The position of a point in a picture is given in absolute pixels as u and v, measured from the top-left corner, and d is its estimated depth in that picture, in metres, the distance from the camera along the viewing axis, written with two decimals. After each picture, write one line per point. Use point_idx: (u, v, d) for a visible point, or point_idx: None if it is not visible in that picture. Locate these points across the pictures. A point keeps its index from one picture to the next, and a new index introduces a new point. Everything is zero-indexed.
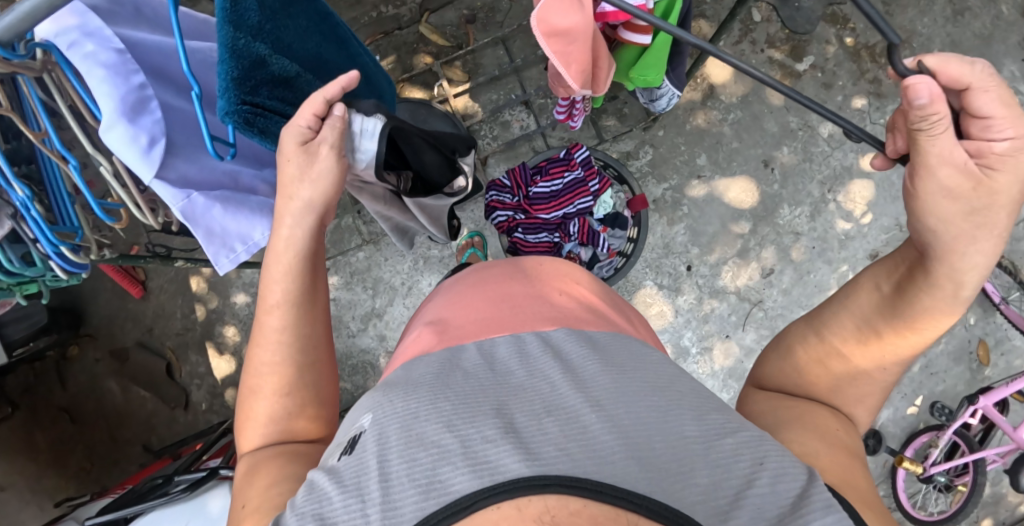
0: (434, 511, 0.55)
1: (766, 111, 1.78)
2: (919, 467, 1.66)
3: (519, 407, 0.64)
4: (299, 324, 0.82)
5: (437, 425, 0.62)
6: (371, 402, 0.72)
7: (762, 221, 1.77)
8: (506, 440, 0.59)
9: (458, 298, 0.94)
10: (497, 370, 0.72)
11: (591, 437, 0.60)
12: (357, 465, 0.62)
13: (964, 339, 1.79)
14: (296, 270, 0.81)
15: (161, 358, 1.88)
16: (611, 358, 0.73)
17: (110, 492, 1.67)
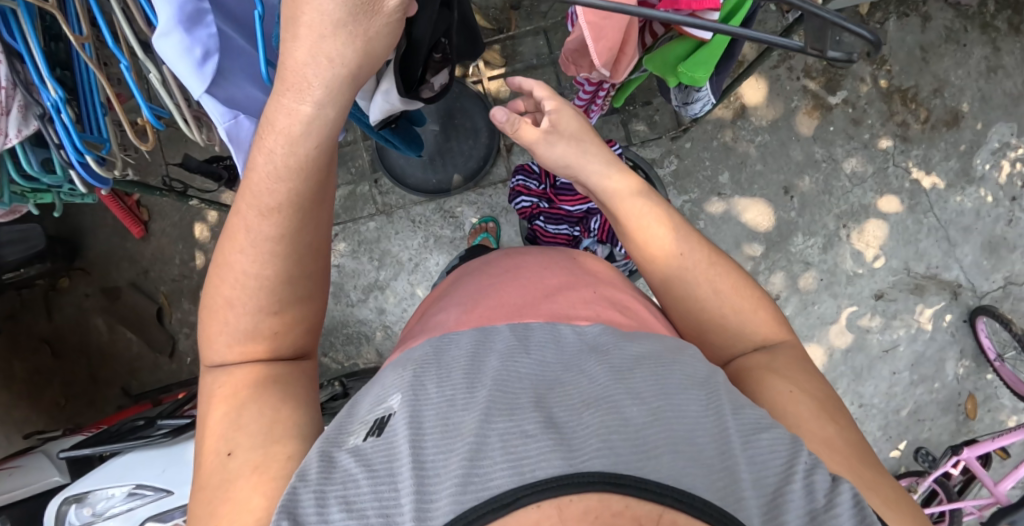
0: (473, 507, 0.54)
1: (794, 138, 1.80)
2: None
3: (556, 398, 0.62)
4: (302, 230, 0.73)
5: (476, 415, 0.60)
6: (401, 377, 0.68)
7: (775, 247, 1.81)
8: (548, 434, 0.58)
9: (485, 283, 0.91)
10: (532, 355, 0.69)
11: (633, 433, 0.59)
12: (388, 449, 0.60)
13: (954, 391, 1.80)
14: (307, 168, 0.70)
15: (153, 302, 1.84)
16: (644, 348, 0.71)
17: (83, 430, 1.63)
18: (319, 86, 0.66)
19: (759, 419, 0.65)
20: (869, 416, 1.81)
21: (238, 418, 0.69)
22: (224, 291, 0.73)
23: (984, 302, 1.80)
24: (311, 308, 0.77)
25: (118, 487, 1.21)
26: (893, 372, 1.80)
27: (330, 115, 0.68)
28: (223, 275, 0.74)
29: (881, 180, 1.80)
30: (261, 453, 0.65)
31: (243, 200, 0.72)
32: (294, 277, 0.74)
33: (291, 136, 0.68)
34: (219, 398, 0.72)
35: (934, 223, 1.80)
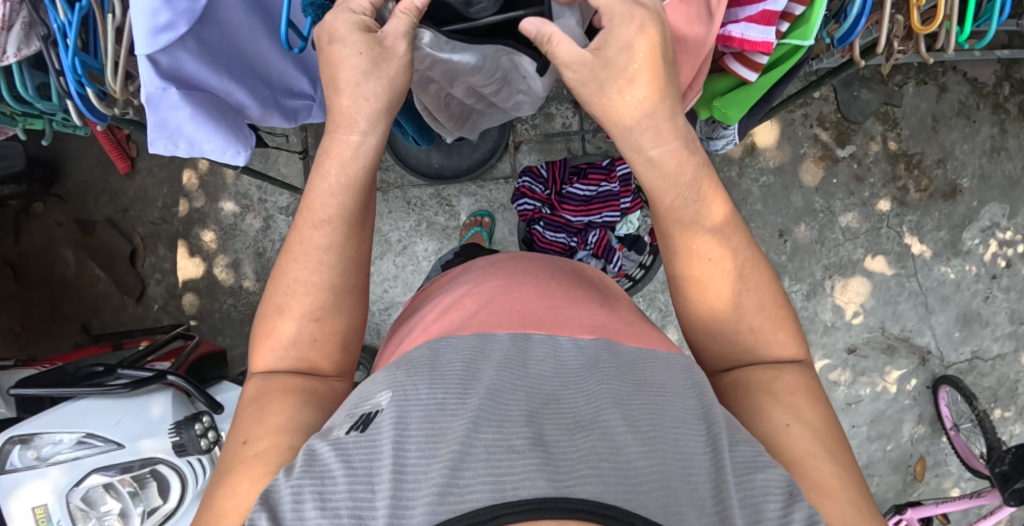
0: (449, 519, 0.52)
1: (797, 186, 1.83)
2: None
3: (547, 417, 0.61)
4: (348, 244, 0.80)
5: (464, 424, 0.59)
6: (391, 376, 0.69)
7: None
8: (534, 453, 0.56)
9: (502, 281, 0.89)
10: (529, 370, 0.67)
11: (625, 459, 0.58)
12: (371, 449, 0.59)
13: (907, 452, 1.85)
14: (355, 186, 0.78)
15: (127, 243, 1.78)
16: (640, 376, 0.69)
17: (36, 364, 1.57)
18: (364, 118, 0.76)
19: (755, 457, 0.63)
20: None
21: (261, 416, 0.74)
22: (277, 319, 0.80)
23: (950, 372, 1.84)
24: (351, 324, 0.82)
25: (67, 433, 1.16)
26: (852, 425, 1.85)
27: (374, 142, 0.77)
28: (280, 299, 0.80)
29: (873, 239, 1.83)
30: (267, 447, 0.70)
31: (295, 220, 0.80)
32: (335, 297, 0.80)
33: (341, 160, 0.77)
34: (253, 397, 0.77)
35: (915, 288, 1.84)
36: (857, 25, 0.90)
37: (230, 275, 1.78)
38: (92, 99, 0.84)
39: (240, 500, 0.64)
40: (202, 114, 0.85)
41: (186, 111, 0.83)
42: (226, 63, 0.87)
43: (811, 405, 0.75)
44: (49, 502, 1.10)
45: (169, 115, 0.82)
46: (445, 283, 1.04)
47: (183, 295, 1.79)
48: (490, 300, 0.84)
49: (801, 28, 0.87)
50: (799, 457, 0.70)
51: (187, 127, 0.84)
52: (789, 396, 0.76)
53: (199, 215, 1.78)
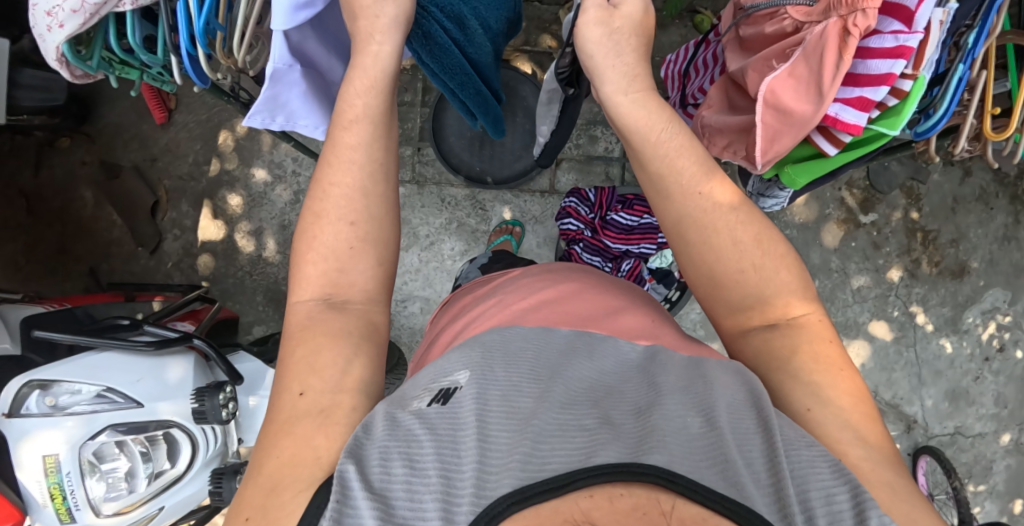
0: (532, 484, 0.55)
1: (816, 244, 1.91)
2: None
3: (612, 408, 0.66)
4: (374, 180, 0.77)
5: (540, 410, 0.64)
6: (466, 357, 0.72)
7: None
8: (603, 432, 0.61)
9: (552, 288, 0.91)
10: (594, 365, 0.72)
11: (688, 438, 0.62)
12: (453, 418, 0.63)
13: None
14: (381, 86, 0.79)
15: (150, 194, 1.75)
16: (697, 372, 0.72)
17: (44, 303, 1.52)
18: (391, 19, 0.79)
19: (799, 436, 0.65)
20: None
21: (313, 361, 0.71)
22: (310, 257, 0.76)
23: (931, 442, 1.91)
24: (383, 241, 0.78)
25: (87, 385, 1.14)
26: None
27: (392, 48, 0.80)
28: (316, 218, 0.77)
29: (880, 305, 1.91)
30: (331, 401, 0.68)
31: (330, 125, 0.78)
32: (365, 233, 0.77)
33: (371, 66, 0.79)
34: (298, 336, 0.73)
35: (911, 358, 1.91)
36: (938, 125, 0.97)
37: (251, 243, 1.76)
38: (201, 62, 0.84)
39: (318, 453, 0.63)
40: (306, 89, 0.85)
41: (300, 89, 0.84)
42: (333, 44, 0.88)
43: (837, 380, 0.73)
44: (61, 453, 1.06)
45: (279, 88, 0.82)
46: (496, 285, 1.05)
47: (199, 256, 1.76)
48: (550, 302, 0.87)
49: (891, 117, 0.93)
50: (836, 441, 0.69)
51: (292, 102, 0.85)
52: (815, 369, 0.74)
53: (227, 178, 1.75)
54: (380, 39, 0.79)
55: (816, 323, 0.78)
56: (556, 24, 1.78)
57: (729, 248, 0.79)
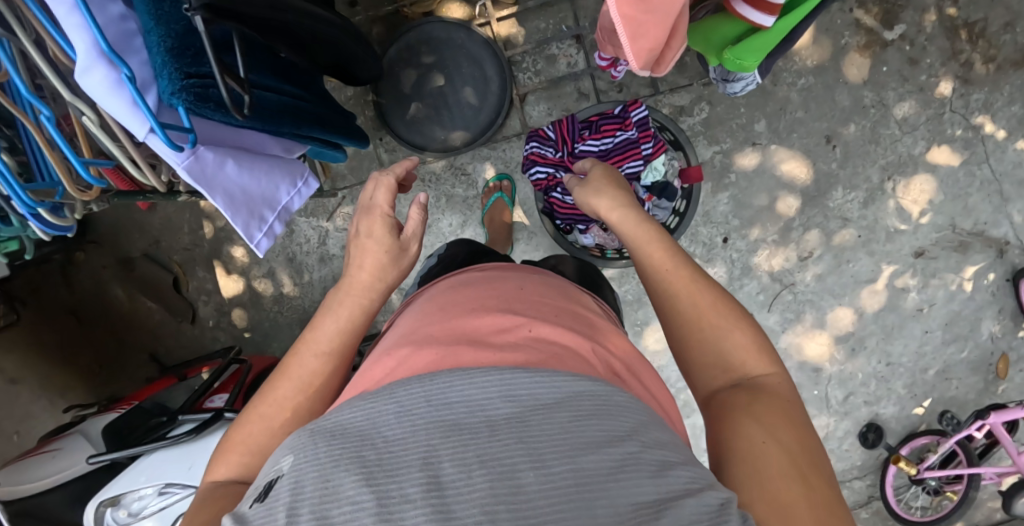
0: None
1: (840, 83, 1.70)
2: (914, 470, 1.69)
3: (450, 454, 0.57)
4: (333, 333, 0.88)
5: (357, 480, 0.55)
6: (295, 436, 0.63)
7: (811, 202, 1.76)
8: (426, 503, 0.53)
9: (437, 307, 0.83)
10: (433, 398, 0.62)
11: (523, 494, 0.54)
12: (267, 513, 0.56)
13: (987, 350, 1.76)
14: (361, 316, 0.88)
15: (167, 272, 1.84)
16: (568, 397, 0.63)
17: (117, 405, 1.67)
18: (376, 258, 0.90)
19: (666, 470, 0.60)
20: (894, 374, 1.81)
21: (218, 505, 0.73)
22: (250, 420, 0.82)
23: None
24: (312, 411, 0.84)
25: (149, 487, 1.26)
26: (925, 331, 1.78)
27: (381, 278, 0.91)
28: (259, 409, 0.82)
29: (935, 128, 1.70)
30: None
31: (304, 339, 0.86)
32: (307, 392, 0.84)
33: (359, 290, 0.89)
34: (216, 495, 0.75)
35: (986, 175, 1.70)
36: None
37: (269, 284, 1.83)
38: (45, 217, 0.82)
39: None
40: (264, 187, 0.96)
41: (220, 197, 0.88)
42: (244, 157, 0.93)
43: (788, 426, 0.72)
44: None
45: (252, 213, 0.94)
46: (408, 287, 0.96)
47: (231, 311, 1.86)
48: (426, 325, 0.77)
49: None
50: (767, 480, 0.66)
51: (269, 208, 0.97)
52: (768, 419, 0.72)
53: (225, 234, 1.82)
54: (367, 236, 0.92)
55: (779, 383, 0.78)
56: None
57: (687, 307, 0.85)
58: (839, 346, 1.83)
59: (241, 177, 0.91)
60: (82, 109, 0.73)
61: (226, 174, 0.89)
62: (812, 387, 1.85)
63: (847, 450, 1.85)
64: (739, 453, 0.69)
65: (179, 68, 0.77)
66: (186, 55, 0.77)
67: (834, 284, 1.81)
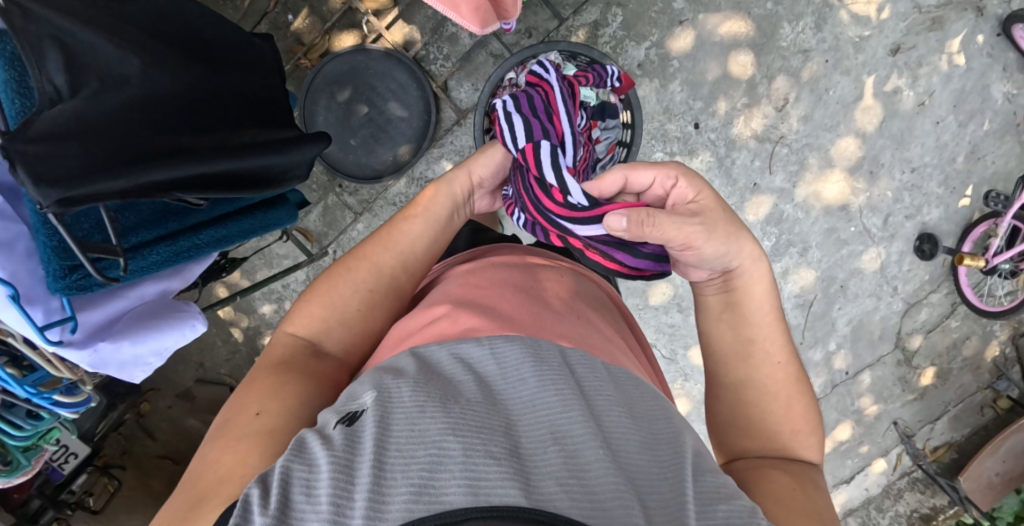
0: (424, 517, 0.52)
1: None
2: (981, 261, 1.62)
3: (525, 429, 0.61)
4: (408, 265, 0.99)
5: (448, 426, 0.58)
6: (379, 375, 0.67)
7: (764, 50, 1.68)
8: (510, 461, 0.56)
9: (472, 286, 0.85)
10: (507, 377, 0.66)
11: (591, 474, 0.58)
12: (351, 440, 0.58)
13: (1008, 113, 1.65)
14: (406, 270, 0.99)
15: (222, 385, 1.97)
16: (629, 400, 0.69)
17: None
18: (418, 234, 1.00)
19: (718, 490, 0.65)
20: (924, 178, 1.70)
21: (277, 390, 0.80)
22: (306, 314, 0.91)
23: (1016, 6, 1.60)
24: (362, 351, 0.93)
25: None
26: (937, 122, 1.67)
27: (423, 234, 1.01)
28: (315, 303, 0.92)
29: None
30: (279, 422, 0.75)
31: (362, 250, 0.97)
32: (375, 308, 0.94)
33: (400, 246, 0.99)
34: (272, 371, 0.83)
35: None
36: None
37: None
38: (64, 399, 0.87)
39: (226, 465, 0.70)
40: (155, 344, 0.92)
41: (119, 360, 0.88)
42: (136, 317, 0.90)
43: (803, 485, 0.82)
44: None
45: (138, 366, 0.92)
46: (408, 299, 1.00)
47: None
48: (473, 303, 0.79)
49: None
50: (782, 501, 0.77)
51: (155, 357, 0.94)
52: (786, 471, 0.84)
53: (253, 331, 1.94)
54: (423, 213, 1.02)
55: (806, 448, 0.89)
56: None
57: (733, 331, 0.93)
58: (856, 176, 1.72)
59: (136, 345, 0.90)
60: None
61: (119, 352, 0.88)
62: (849, 226, 1.74)
63: (910, 270, 1.76)
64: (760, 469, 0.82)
65: (60, 265, 0.77)
66: (63, 250, 0.77)
67: (824, 118, 1.71)
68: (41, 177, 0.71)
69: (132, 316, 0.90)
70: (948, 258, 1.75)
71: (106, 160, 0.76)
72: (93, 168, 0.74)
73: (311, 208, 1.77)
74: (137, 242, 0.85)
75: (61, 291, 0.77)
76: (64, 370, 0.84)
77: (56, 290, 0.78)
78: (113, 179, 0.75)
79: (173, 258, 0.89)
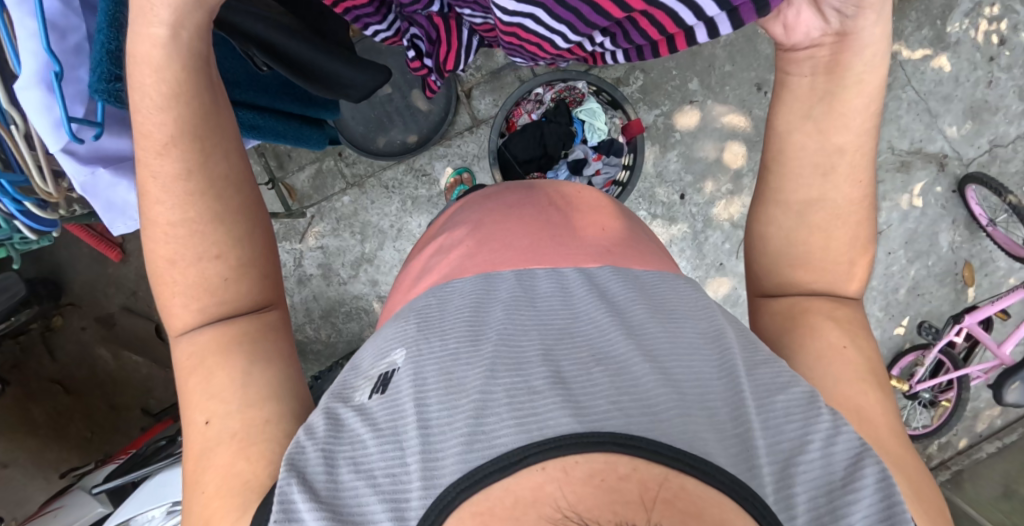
0: (479, 465, 0.49)
1: (759, 33, 1.79)
2: (905, 385, 1.74)
3: (564, 354, 0.57)
4: (203, 163, 0.73)
5: (483, 372, 0.55)
6: (402, 330, 0.64)
7: (756, 146, 1.84)
8: (556, 390, 0.53)
9: (489, 222, 0.82)
10: (538, 306, 0.63)
11: (642, 388, 0.54)
12: (391, 406, 0.56)
13: (951, 261, 1.82)
14: (188, 127, 0.71)
15: (149, 320, 1.83)
16: (659, 301, 0.65)
17: (114, 458, 1.68)
18: (168, 88, 0.70)
19: (774, 379, 0.59)
20: (870, 300, 1.82)
21: (209, 383, 0.69)
22: (174, 294, 0.73)
23: (972, 169, 1.78)
24: (249, 250, 0.75)
25: (156, 508, 1.32)
26: (889, 252, 1.81)
27: (182, 33, 0.70)
28: (161, 259, 0.73)
29: None
30: (241, 421, 0.66)
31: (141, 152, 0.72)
32: (243, 238, 0.74)
33: (170, 92, 0.70)
34: (190, 369, 0.70)
35: (913, 97, 1.74)
36: None
37: None
38: (33, 210, 0.90)
39: (231, 474, 0.63)
40: None
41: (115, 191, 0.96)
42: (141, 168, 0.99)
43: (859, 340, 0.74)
44: None
45: (122, 214, 0.99)
46: (438, 225, 0.98)
47: None
48: (485, 239, 0.78)
49: None
50: (841, 372, 0.70)
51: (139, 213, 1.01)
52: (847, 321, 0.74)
53: None
54: (154, 24, 0.68)
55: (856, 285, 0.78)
56: None
57: (822, 147, 0.75)
58: None
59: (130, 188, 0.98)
60: (11, 112, 0.81)
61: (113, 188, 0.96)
62: None
63: None
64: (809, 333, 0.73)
65: (109, 70, 0.80)
66: (117, 60, 0.80)
67: None
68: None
69: (138, 162, 0.98)
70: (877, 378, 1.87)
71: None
72: None
73: (304, 167, 1.78)
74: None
75: (97, 94, 0.80)
76: (49, 185, 0.89)
77: (93, 90, 0.80)
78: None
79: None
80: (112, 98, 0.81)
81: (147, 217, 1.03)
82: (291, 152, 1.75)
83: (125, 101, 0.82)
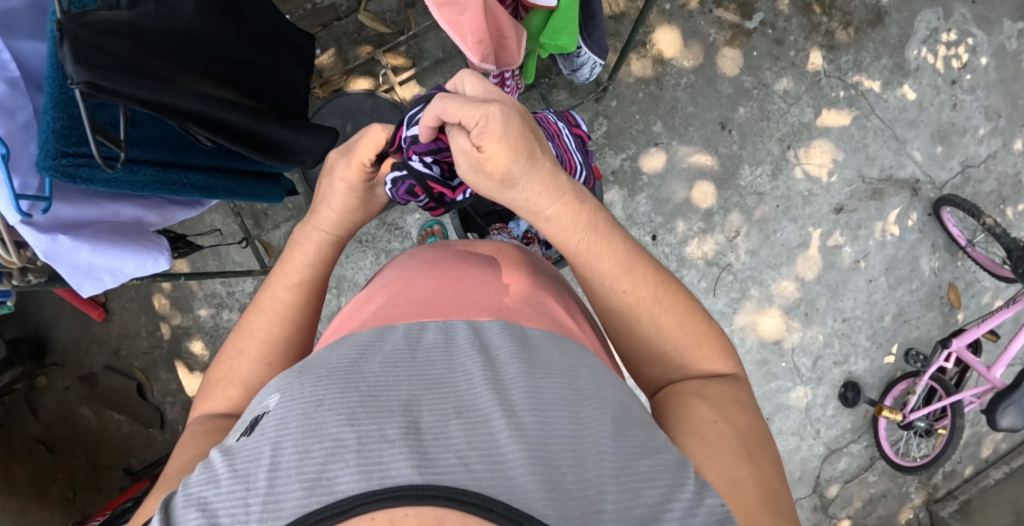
0: (313, 510, 0.46)
1: (719, 74, 1.74)
2: (898, 415, 1.68)
3: (428, 402, 0.54)
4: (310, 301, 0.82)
5: (340, 415, 0.52)
6: (285, 376, 0.61)
7: (724, 185, 1.75)
8: (406, 441, 0.50)
9: (397, 275, 0.78)
10: (419, 358, 0.60)
11: (497, 448, 0.51)
12: (252, 446, 0.52)
13: (934, 285, 1.79)
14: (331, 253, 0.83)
15: (130, 380, 1.83)
16: (541, 356, 0.62)
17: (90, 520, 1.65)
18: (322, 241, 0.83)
19: (646, 443, 0.57)
20: (854, 329, 1.78)
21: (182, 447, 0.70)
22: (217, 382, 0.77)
23: (946, 192, 1.77)
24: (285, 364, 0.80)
25: None
26: (869, 280, 1.78)
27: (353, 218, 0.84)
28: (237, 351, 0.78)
29: (817, 95, 1.75)
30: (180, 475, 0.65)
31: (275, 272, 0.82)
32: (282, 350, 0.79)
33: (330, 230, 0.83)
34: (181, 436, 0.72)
35: (878, 125, 1.76)
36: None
37: None
38: None
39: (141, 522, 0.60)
40: (114, 260, 0.96)
41: (80, 255, 0.91)
42: (104, 232, 0.95)
43: (739, 412, 0.71)
44: None
45: (88, 277, 0.95)
46: None
47: None
48: (397, 290, 0.75)
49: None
50: (709, 443, 0.66)
51: (103, 273, 0.96)
52: (719, 401, 0.72)
53: (182, 330, 1.82)
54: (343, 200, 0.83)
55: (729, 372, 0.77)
56: (362, 31, 1.72)
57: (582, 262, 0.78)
58: (792, 315, 1.77)
59: (93, 254, 0.93)
60: None
61: (76, 255, 0.91)
62: (779, 360, 1.77)
63: (834, 416, 1.78)
64: (676, 413, 0.71)
65: (56, 147, 0.81)
66: (64, 137, 0.81)
67: (768, 256, 1.76)
68: (84, 58, 0.76)
69: (104, 226, 0.96)
70: (870, 410, 1.80)
71: (137, 66, 0.81)
72: (123, 66, 0.79)
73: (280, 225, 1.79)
74: (133, 156, 0.91)
75: (46, 170, 0.81)
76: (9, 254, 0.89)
77: (42, 167, 0.81)
78: (142, 80, 0.81)
79: (157, 183, 0.95)
80: (61, 173, 0.82)
81: (114, 278, 0.98)
82: (267, 210, 1.77)
83: (75, 174, 0.83)
